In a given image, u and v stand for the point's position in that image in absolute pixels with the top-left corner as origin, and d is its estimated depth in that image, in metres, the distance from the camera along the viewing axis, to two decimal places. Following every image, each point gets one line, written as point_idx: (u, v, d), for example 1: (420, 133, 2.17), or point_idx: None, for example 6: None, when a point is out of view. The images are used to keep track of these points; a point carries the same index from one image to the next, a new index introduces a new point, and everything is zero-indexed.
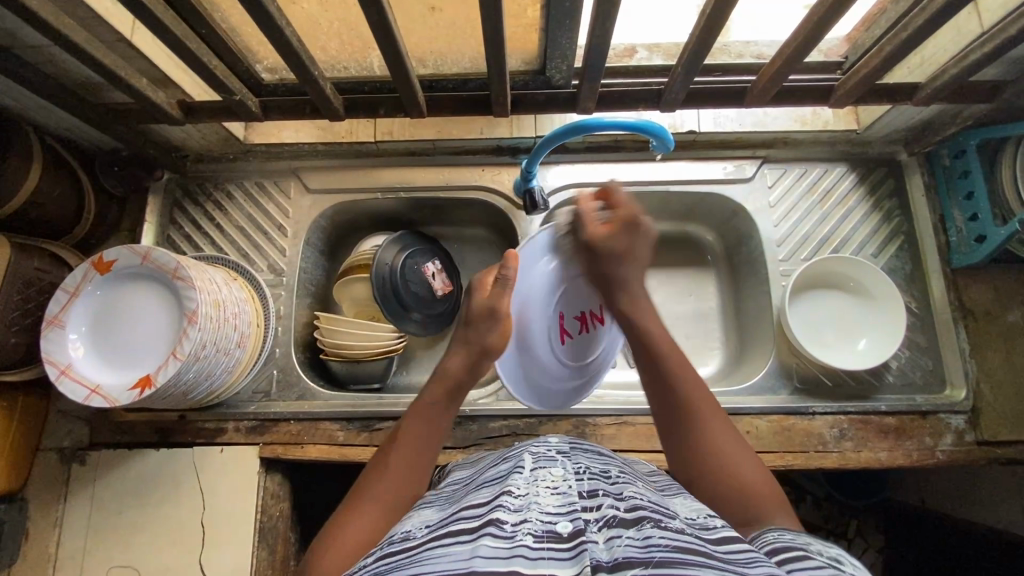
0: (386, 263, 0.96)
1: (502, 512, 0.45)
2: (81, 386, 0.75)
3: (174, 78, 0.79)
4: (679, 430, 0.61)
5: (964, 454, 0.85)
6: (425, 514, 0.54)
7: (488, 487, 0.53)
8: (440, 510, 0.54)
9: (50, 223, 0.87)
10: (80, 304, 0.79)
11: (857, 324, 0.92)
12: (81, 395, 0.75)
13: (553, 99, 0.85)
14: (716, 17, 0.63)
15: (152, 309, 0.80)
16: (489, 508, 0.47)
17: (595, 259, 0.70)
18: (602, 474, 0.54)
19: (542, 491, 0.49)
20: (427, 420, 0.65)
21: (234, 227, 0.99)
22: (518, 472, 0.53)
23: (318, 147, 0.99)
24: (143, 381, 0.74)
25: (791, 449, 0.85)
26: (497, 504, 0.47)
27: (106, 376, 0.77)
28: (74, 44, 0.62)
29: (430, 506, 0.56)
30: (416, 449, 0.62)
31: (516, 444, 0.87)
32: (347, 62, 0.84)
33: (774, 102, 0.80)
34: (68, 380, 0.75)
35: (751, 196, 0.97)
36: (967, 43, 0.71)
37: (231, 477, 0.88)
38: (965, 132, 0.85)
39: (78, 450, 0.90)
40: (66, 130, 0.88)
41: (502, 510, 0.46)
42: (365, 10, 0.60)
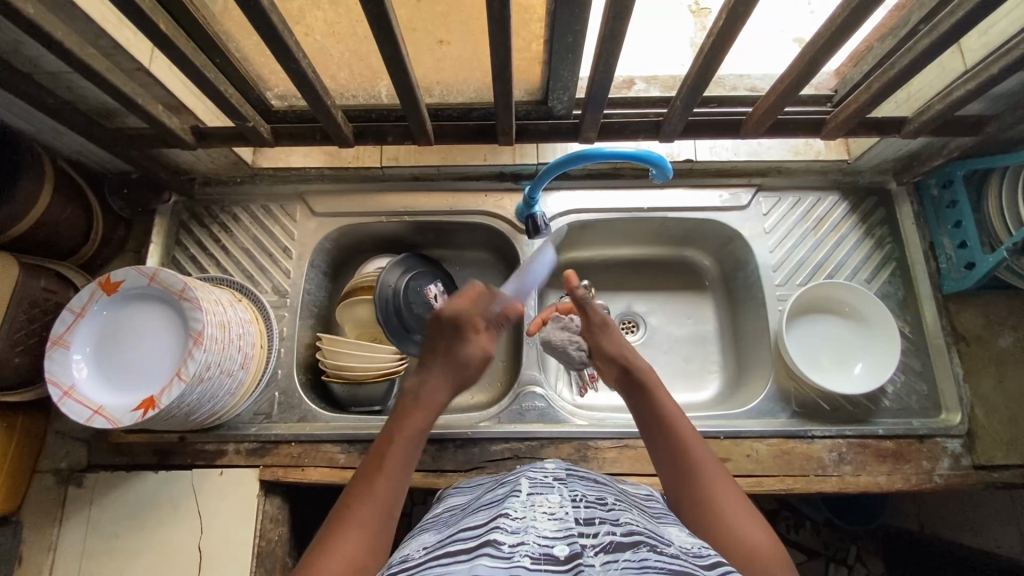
0: (390, 284, 0.98)
1: (500, 534, 0.46)
2: (82, 409, 0.75)
3: (190, 105, 0.81)
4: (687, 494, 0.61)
5: (961, 478, 0.86)
6: (423, 538, 0.54)
7: (486, 510, 0.53)
8: (438, 532, 0.54)
9: (57, 244, 0.88)
10: (85, 324, 0.79)
11: (852, 348, 0.94)
12: (83, 416, 0.74)
13: (555, 128, 0.88)
14: (715, 53, 0.66)
15: (165, 325, 0.80)
16: (487, 530, 0.47)
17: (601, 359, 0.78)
18: (598, 501, 0.54)
19: (539, 516, 0.49)
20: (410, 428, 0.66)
21: (239, 249, 1.01)
22: (514, 496, 0.53)
23: (325, 172, 1.02)
24: (146, 403, 0.74)
25: (792, 473, 0.86)
26: (494, 525, 0.48)
27: (108, 398, 0.76)
28: (96, 73, 0.64)
29: (429, 529, 0.56)
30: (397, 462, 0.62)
31: (518, 467, 0.86)
32: (356, 91, 0.87)
33: (768, 134, 0.83)
34: (71, 401, 0.75)
35: (746, 223, 1.00)
36: (952, 79, 0.75)
37: (230, 500, 0.87)
38: (952, 163, 0.89)
39: (75, 471, 0.90)
40: (76, 153, 0.89)
41: (500, 532, 0.46)
42: (380, 43, 0.63)
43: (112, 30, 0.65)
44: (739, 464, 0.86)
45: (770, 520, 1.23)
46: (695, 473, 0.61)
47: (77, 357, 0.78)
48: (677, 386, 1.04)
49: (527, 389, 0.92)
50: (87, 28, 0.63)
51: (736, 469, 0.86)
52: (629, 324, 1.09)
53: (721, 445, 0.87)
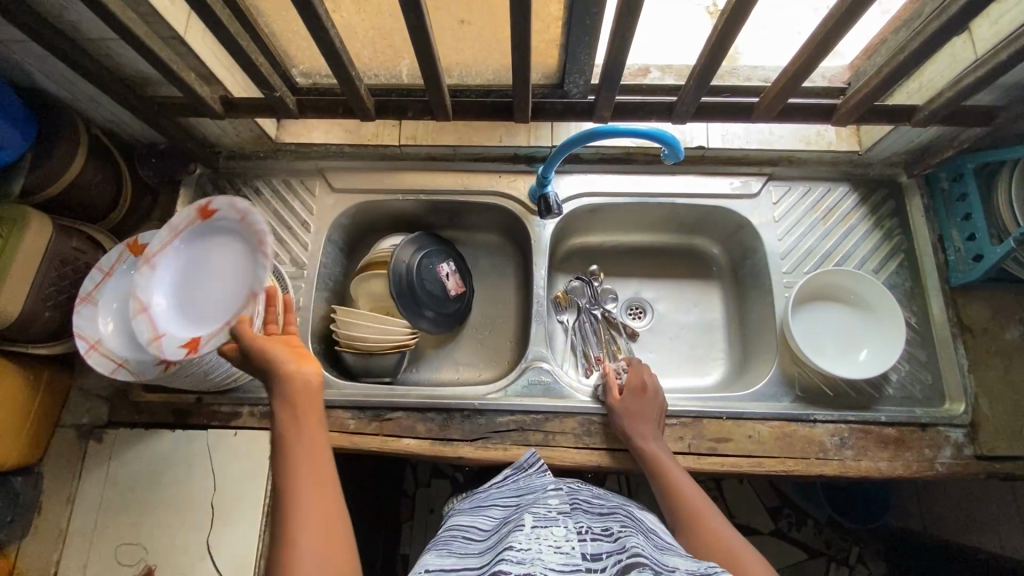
0: (404, 260, 1.01)
1: (507, 564, 0.50)
2: (144, 331, 0.78)
3: (219, 75, 0.84)
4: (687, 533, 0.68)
5: (962, 467, 0.86)
6: (429, 558, 0.58)
7: (494, 543, 0.57)
8: (443, 555, 0.58)
9: (88, 207, 0.92)
10: (173, 245, 0.83)
11: (858, 336, 0.94)
12: (108, 368, 0.78)
13: (570, 108, 0.90)
14: (727, 35, 0.68)
15: (228, 266, 0.83)
16: (495, 562, 0.51)
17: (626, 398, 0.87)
18: (602, 533, 0.58)
19: (545, 548, 0.53)
20: (308, 430, 0.63)
21: (260, 221, 1.04)
22: (520, 528, 0.57)
23: (345, 149, 1.05)
24: (192, 344, 0.77)
25: (793, 455, 0.87)
26: (501, 558, 0.52)
27: (168, 326, 0.79)
28: (136, 37, 0.68)
29: (433, 551, 0.60)
30: (310, 461, 0.60)
31: (523, 439, 0.88)
32: (378, 70, 0.91)
33: (779, 120, 0.85)
34: (96, 354, 0.78)
35: (756, 211, 1.01)
36: (964, 68, 0.75)
37: (242, 460, 0.90)
38: (962, 155, 0.90)
39: (95, 427, 0.93)
40: (109, 121, 0.93)
41: (507, 563, 0.50)
42: (405, 13, 0.66)
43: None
44: (740, 444, 0.87)
45: (772, 516, 1.24)
46: (691, 517, 0.70)
47: (156, 275, 0.82)
48: (682, 371, 1.06)
49: (533, 364, 0.94)
50: None
51: (738, 449, 0.87)
52: (636, 310, 1.11)
53: (723, 425, 0.88)
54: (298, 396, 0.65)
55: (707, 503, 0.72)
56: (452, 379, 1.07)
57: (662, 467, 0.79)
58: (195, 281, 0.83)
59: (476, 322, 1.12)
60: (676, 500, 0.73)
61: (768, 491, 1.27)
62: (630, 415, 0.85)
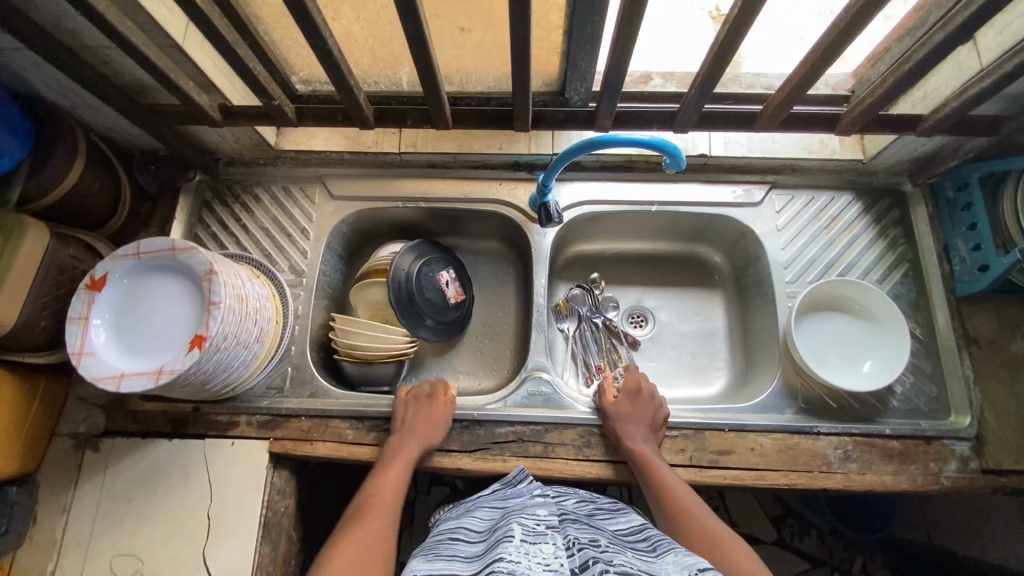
0: (403, 268, 1.01)
1: None
2: (143, 377, 0.77)
3: (218, 83, 0.84)
4: (679, 527, 0.72)
5: (967, 481, 0.85)
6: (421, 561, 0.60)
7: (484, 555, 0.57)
8: (431, 560, 0.59)
9: (86, 215, 0.91)
10: (96, 329, 0.80)
11: (862, 347, 0.93)
12: (121, 388, 0.76)
13: (571, 117, 0.89)
14: (729, 46, 0.67)
15: (183, 280, 0.83)
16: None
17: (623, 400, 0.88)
18: (591, 544, 0.58)
19: (534, 565, 0.53)
20: (392, 486, 0.79)
21: (259, 228, 1.03)
22: (508, 542, 0.57)
23: (345, 156, 1.04)
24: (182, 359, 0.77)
25: (796, 469, 0.85)
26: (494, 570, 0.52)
27: (162, 360, 0.79)
28: (133, 46, 0.67)
29: (420, 555, 0.61)
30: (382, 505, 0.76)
31: (522, 450, 0.87)
32: (378, 77, 0.90)
33: (782, 128, 0.84)
34: (111, 381, 0.77)
35: (758, 220, 1.00)
36: (968, 78, 0.75)
37: (238, 470, 0.89)
38: (969, 164, 0.88)
39: (92, 436, 0.93)
40: (108, 129, 0.93)
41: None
42: (404, 22, 0.65)
43: (149, 6, 0.67)
44: (742, 457, 0.86)
45: (774, 525, 1.22)
46: (679, 513, 0.74)
47: (110, 357, 0.79)
48: (683, 381, 1.05)
49: (533, 374, 0.93)
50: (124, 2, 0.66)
51: (740, 462, 0.86)
52: (638, 318, 1.10)
53: (725, 437, 0.87)
54: (412, 431, 0.85)
55: (692, 498, 0.76)
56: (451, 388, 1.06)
57: (652, 461, 0.81)
58: (157, 309, 0.83)
59: (476, 330, 1.11)
60: (662, 493, 0.77)
61: (770, 500, 1.25)
62: (623, 415, 0.86)
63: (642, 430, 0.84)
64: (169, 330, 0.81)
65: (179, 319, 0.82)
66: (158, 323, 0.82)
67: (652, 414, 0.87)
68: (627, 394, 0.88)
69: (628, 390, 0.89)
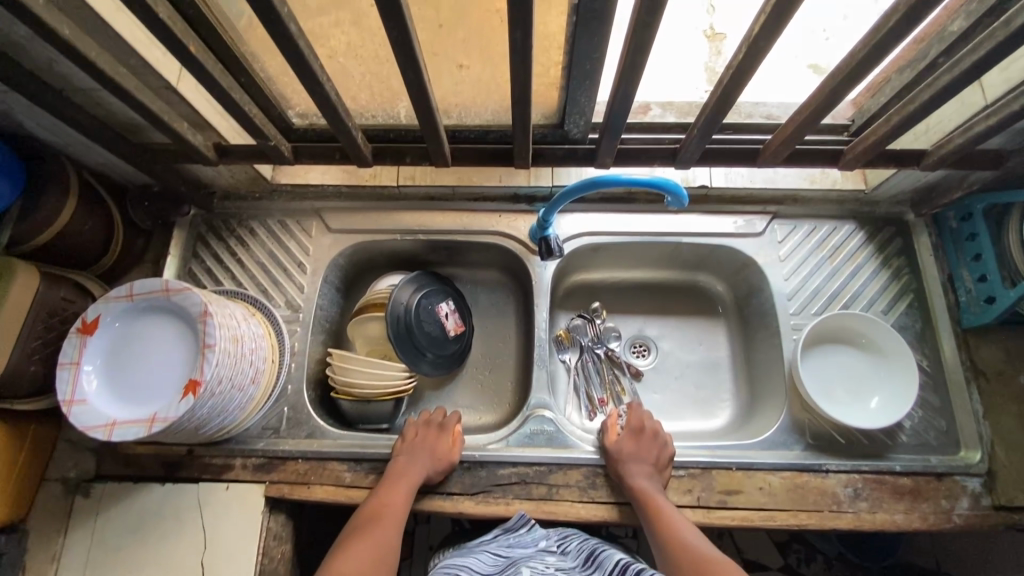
0: (402, 302, 0.99)
1: None
2: (136, 425, 0.74)
3: (213, 122, 0.82)
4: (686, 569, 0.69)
5: (980, 519, 0.83)
6: None
7: None
8: None
9: (78, 254, 0.89)
10: (87, 374, 0.78)
11: (869, 381, 0.92)
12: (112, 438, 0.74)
13: (571, 153, 0.89)
14: (733, 87, 0.65)
15: (177, 319, 0.81)
16: None
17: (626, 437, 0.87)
18: None
19: None
20: (394, 504, 0.79)
21: (254, 263, 1.02)
22: None
23: (342, 190, 1.03)
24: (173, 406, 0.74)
25: (806, 508, 0.84)
26: None
27: (155, 407, 0.76)
28: (126, 91, 0.66)
29: None
30: (382, 522, 0.76)
31: (525, 492, 0.85)
32: (376, 111, 0.89)
33: (784, 164, 0.83)
34: (101, 430, 0.74)
35: (761, 250, 0.99)
36: (972, 114, 0.74)
37: (234, 516, 0.87)
38: (972, 196, 0.88)
39: (83, 481, 0.90)
40: (101, 166, 0.91)
41: None
42: (403, 69, 0.64)
43: (143, 50, 0.66)
44: (751, 497, 0.84)
45: (781, 552, 1.19)
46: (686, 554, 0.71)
47: (102, 406, 0.77)
48: (688, 413, 1.03)
49: (535, 413, 0.91)
50: (117, 47, 0.65)
51: (749, 501, 0.84)
52: (640, 348, 1.08)
53: (733, 476, 0.86)
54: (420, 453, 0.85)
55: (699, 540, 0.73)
56: None
57: (656, 502, 0.79)
58: (150, 351, 0.81)
59: (477, 362, 1.09)
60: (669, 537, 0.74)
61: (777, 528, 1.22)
62: (626, 453, 0.84)
63: (647, 469, 0.83)
64: (163, 373, 0.79)
65: (172, 361, 0.80)
66: (151, 365, 0.80)
67: (656, 454, 0.85)
68: (631, 433, 0.87)
69: (632, 428, 0.88)
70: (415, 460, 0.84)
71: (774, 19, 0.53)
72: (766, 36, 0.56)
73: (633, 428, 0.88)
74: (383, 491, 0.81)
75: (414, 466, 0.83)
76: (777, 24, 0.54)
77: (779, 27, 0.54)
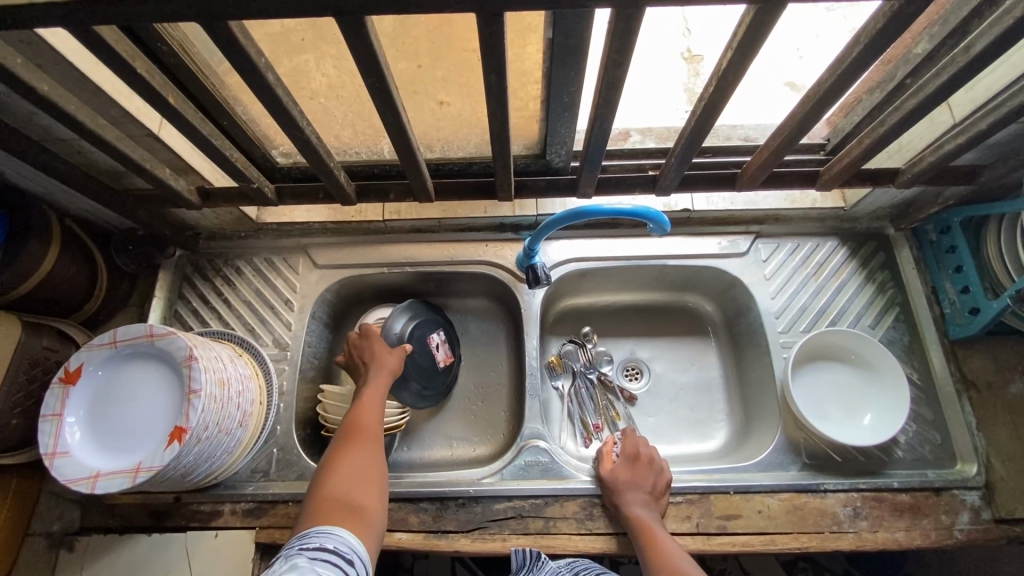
0: (398, 334, 0.97)
1: None
2: (121, 476, 0.73)
3: (195, 166, 0.83)
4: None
5: (982, 533, 0.82)
6: None
7: None
8: None
9: (61, 302, 0.89)
10: (70, 426, 0.76)
11: (861, 398, 0.92)
12: (97, 490, 0.72)
13: (553, 184, 0.89)
14: (706, 119, 0.66)
15: (160, 362, 0.80)
16: None
17: (625, 461, 0.86)
18: None
19: None
20: (370, 407, 0.81)
21: (241, 303, 1.01)
22: None
23: (328, 226, 1.04)
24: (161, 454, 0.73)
25: (807, 530, 0.82)
26: None
27: (140, 455, 0.75)
28: (108, 142, 0.66)
29: None
30: (368, 428, 0.77)
31: (522, 528, 0.83)
32: (359, 148, 0.90)
33: (763, 186, 0.84)
34: (87, 483, 0.73)
35: (746, 269, 1.00)
36: (943, 133, 0.75)
37: (224, 564, 0.84)
38: (949, 210, 0.90)
39: (67, 534, 0.87)
40: (84, 212, 0.91)
41: None
42: (381, 114, 0.65)
43: (123, 102, 0.67)
44: (750, 521, 0.83)
45: (787, 570, 1.14)
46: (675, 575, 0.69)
47: (86, 457, 0.75)
48: (683, 436, 1.02)
49: (530, 443, 0.90)
50: (99, 101, 0.66)
51: (748, 526, 0.83)
52: (633, 371, 1.08)
53: (731, 500, 0.85)
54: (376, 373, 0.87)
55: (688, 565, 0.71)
56: (445, 457, 1.03)
57: (652, 530, 0.77)
58: (133, 398, 0.79)
59: (469, 392, 1.08)
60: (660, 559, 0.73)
61: None
62: (623, 481, 0.83)
63: (645, 499, 0.81)
64: (147, 420, 0.78)
65: (155, 407, 0.78)
66: (135, 413, 0.78)
67: (655, 483, 0.83)
68: (630, 458, 0.86)
69: (631, 454, 0.87)
70: (373, 380, 0.85)
71: (740, 53, 0.54)
72: (734, 69, 0.57)
73: (632, 454, 0.87)
74: (355, 406, 0.81)
75: (375, 385, 0.84)
76: (744, 58, 0.55)
77: (746, 60, 0.56)
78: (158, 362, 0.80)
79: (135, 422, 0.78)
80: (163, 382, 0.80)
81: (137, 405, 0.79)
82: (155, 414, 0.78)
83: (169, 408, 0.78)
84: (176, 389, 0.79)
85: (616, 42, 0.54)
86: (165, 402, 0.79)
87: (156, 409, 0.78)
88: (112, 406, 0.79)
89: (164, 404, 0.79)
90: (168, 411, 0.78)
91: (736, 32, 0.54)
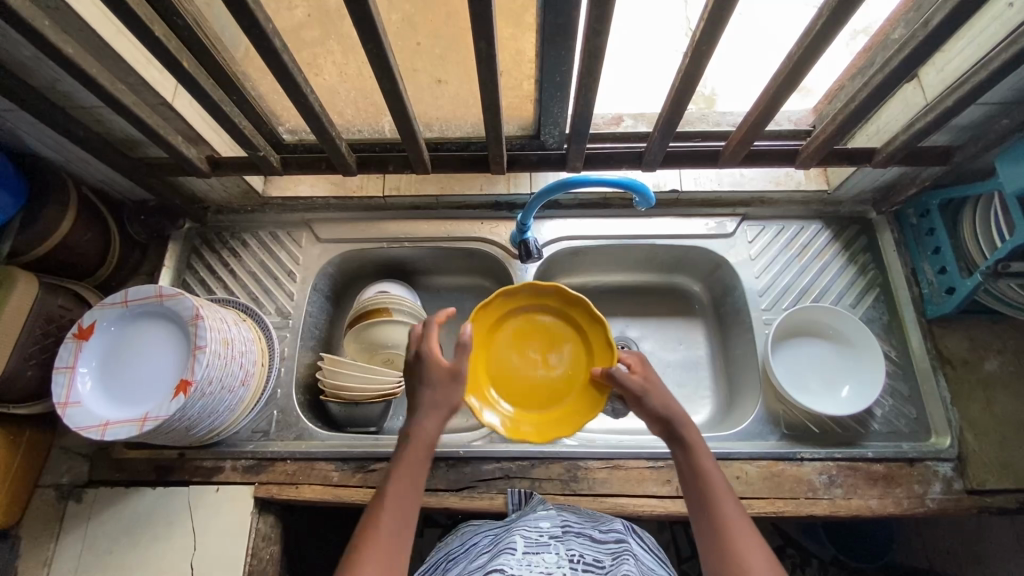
0: (403, 306, 1.03)
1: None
2: (128, 424, 0.77)
3: (206, 136, 0.87)
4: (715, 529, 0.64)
5: (953, 503, 0.85)
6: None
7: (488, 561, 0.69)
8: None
9: (77, 265, 0.93)
10: (81, 380, 0.81)
11: (840, 372, 0.95)
12: (106, 436, 0.76)
13: (544, 159, 0.92)
14: (685, 91, 0.70)
15: (167, 324, 0.85)
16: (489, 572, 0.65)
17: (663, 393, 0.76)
18: (593, 562, 0.69)
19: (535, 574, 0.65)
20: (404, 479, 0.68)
21: (246, 273, 1.05)
22: (513, 552, 0.68)
23: (331, 202, 1.08)
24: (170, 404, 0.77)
25: (782, 496, 0.86)
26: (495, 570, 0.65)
27: (147, 407, 0.79)
28: (126, 106, 0.71)
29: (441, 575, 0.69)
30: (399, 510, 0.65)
31: (508, 487, 0.87)
32: (361, 126, 0.93)
33: (746, 163, 0.88)
34: (98, 431, 0.76)
35: (732, 249, 1.04)
36: (915, 113, 0.79)
37: (225, 516, 0.88)
38: (926, 193, 0.93)
39: (75, 487, 0.92)
40: (101, 181, 0.96)
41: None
42: (379, 82, 0.69)
43: (140, 69, 0.72)
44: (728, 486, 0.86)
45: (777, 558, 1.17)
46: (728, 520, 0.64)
47: (96, 408, 0.79)
48: None
49: None
50: (119, 66, 0.70)
51: None
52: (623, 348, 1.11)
53: None
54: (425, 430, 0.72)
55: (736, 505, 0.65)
56: None
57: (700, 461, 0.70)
58: (142, 356, 0.84)
59: None
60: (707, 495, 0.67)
61: (768, 531, 1.21)
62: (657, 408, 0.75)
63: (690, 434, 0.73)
64: (155, 376, 0.82)
65: (163, 365, 0.83)
66: (142, 369, 0.83)
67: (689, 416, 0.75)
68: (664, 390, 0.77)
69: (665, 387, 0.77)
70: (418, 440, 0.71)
71: (712, 22, 0.58)
72: (707, 40, 0.61)
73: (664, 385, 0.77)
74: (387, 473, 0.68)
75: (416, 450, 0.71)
76: (716, 27, 0.59)
77: (718, 30, 0.60)
78: (165, 324, 0.85)
79: (145, 379, 0.82)
80: (171, 341, 0.84)
81: (146, 363, 0.83)
82: (163, 370, 0.83)
83: (176, 365, 0.83)
84: (183, 347, 0.83)
85: (596, 10, 0.58)
86: (172, 360, 0.83)
87: (164, 365, 0.83)
88: (122, 364, 0.83)
89: (171, 361, 0.83)
90: (175, 369, 0.82)
91: (708, 3, 0.58)
